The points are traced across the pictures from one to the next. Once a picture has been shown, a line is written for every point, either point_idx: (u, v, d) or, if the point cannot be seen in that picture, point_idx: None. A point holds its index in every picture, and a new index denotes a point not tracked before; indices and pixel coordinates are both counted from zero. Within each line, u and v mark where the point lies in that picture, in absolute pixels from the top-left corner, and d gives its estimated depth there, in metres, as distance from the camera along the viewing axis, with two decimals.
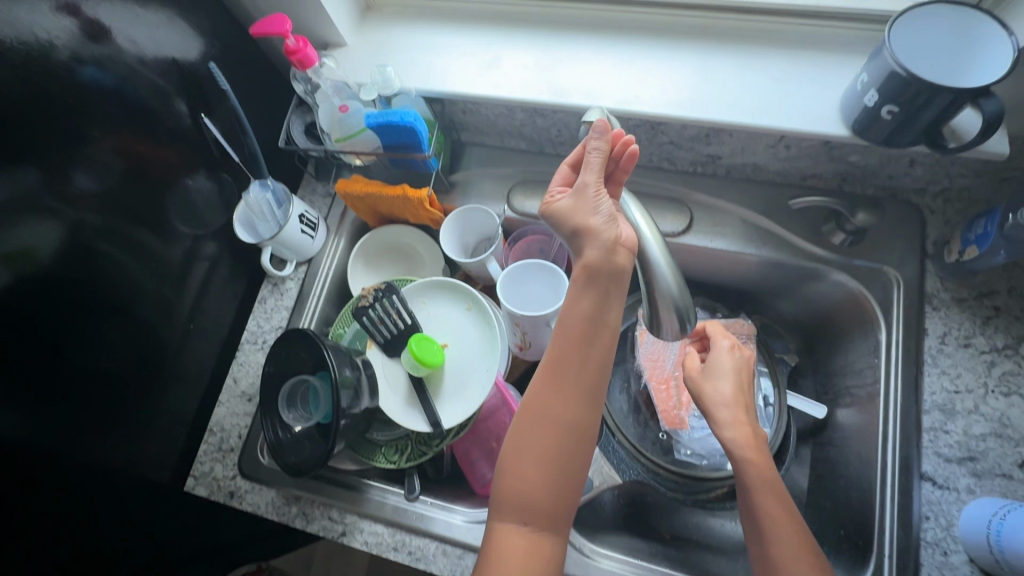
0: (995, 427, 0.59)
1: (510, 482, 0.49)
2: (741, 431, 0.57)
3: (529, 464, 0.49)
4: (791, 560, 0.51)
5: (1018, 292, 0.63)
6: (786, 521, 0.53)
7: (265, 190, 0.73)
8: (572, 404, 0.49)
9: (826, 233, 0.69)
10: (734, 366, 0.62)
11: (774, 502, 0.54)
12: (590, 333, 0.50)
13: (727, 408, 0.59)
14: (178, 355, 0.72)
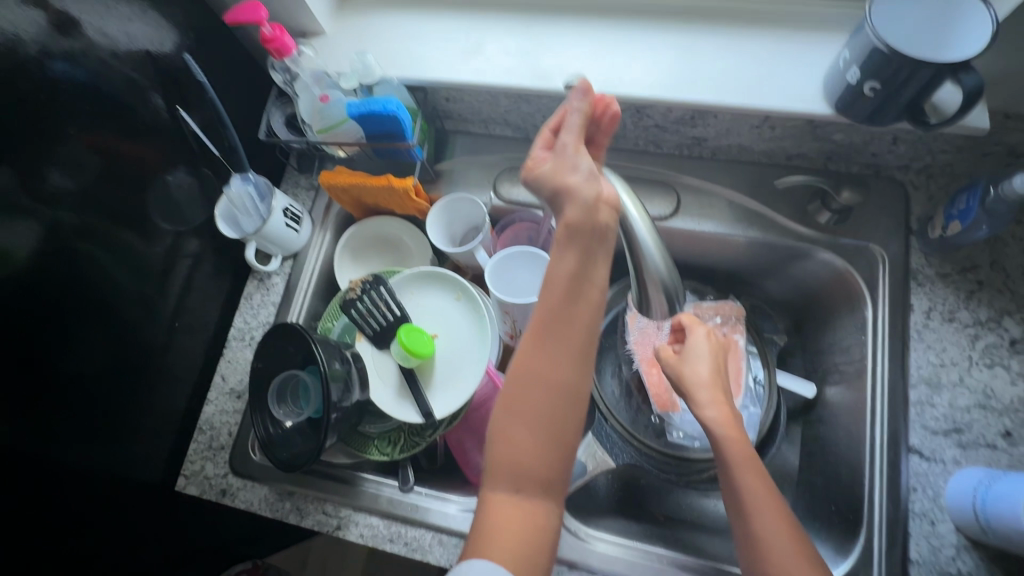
0: (979, 399, 0.60)
1: (501, 449, 0.49)
2: (720, 411, 0.58)
3: (517, 432, 0.48)
4: (777, 542, 0.51)
5: (999, 266, 0.64)
6: (771, 503, 0.53)
7: (246, 183, 0.71)
8: (562, 367, 0.49)
9: (812, 212, 0.70)
10: (711, 347, 0.62)
11: (755, 479, 0.54)
12: (574, 293, 0.50)
13: (706, 391, 0.59)
14: (164, 354, 0.71)
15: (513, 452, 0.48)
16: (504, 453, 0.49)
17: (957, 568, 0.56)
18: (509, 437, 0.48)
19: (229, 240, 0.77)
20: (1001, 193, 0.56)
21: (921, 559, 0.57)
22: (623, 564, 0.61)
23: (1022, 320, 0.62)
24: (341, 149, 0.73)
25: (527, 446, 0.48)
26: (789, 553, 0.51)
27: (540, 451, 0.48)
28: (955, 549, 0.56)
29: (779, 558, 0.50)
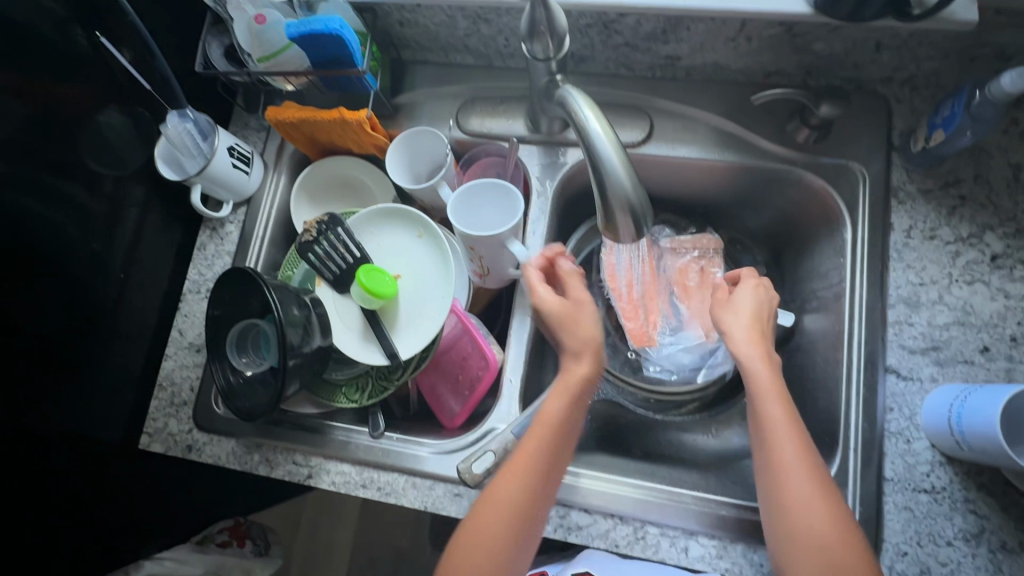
0: (958, 316, 0.59)
1: (480, 513, 0.50)
2: (757, 353, 0.54)
3: (500, 507, 0.50)
4: (795, 475, 0.49)
5: (983, 179, 0.62)
6: (790, 435, 0.50)
7: (185, 120, 0.66)
8: (549, 469, 0.52)
9: (791, 131, 0.66)
10: (757, 293, 0.58)
11: (777, 411, 0.51)
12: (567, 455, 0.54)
13: (748, 337, 0.55)
14: (114, 309, 0.67)
15: (489, 522, 0.50)
16: (483, 521, 0.50)
17: (931, 483, 0.56)
18: (493, 507, 0.50)
19: (176, 186, 0.72)
20: (988, 95, 0.53)
21: (896, 477, 0.56)
22: (597, 497, 0.60)
23: (1004, 234, 0.60)
24: (288, 81, 0.68)
25: (506, 528, 0.49)
26: (804, 484, 0.48)
27: (510, 549, 0.49)
28: (930, 464, 0.56)
29: (794, 492, 0.48)
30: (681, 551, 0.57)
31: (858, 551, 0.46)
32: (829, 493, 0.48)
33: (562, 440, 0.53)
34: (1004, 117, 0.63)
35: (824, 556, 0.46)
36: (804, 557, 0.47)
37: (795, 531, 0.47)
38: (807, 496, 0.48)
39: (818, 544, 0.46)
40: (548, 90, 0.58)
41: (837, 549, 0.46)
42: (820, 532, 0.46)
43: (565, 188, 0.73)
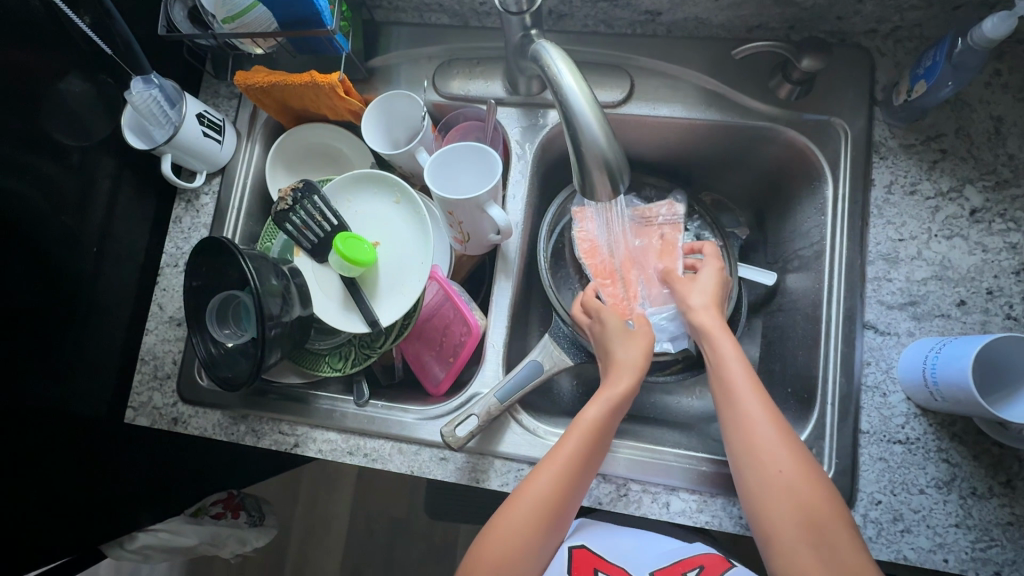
0: (936, 270, 0.59)
1: (509, 510, 0.53)
2: (714, 323, 0.59)
3: (528, 506, 0.52)
4: (761, 430, 0.51)
5: (965, 132, 0.61)
6: (749, 386, 0.53)
7: (150, 86, 0.63)
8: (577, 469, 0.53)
9: (774, 87, 0.65)
10: (714, 271, 0.64)
11: (738, 365, 0.54)
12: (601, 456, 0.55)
13: (707, 312, 0.60)
14: (93, 286, 0.65)
15: (515, 519, 0.52)
16: (510, 516, 0.52)
17: (905, 434, 0.57)
18: (521, 504, 0.52)
19: (147, 158, 0.70)
20: (970, 43, 0.53)
21: (872, 429, 0.57)
22: None
23: (984, 187, 0.60)
24: (257, 45, 0.67)
25: (531, 526, 0.52)
26: (768, 432, 0.51)
27: (533, 546, 0.52)
28: (905, 416, 0.57)
29: (760, 439, 0.51)
30: (663, 506, 0.59)
31: (819, 485, 0.49)
32: (789, 437, 0.51)
33: (596, 445, 0.54)
34: (987, 68, 0.62)
35: (789, 495, 0.49)
36: (774, 499, 0.49)
37: (765, 477, 0.50)
38: (772, 442, 0.51)
39: (784, 484, 0.49)
40: (524, 46, 0.58)
41: (802, 488, 0.49)
42: (786, 475, 0.49)
43: (546, 151, 0.72)
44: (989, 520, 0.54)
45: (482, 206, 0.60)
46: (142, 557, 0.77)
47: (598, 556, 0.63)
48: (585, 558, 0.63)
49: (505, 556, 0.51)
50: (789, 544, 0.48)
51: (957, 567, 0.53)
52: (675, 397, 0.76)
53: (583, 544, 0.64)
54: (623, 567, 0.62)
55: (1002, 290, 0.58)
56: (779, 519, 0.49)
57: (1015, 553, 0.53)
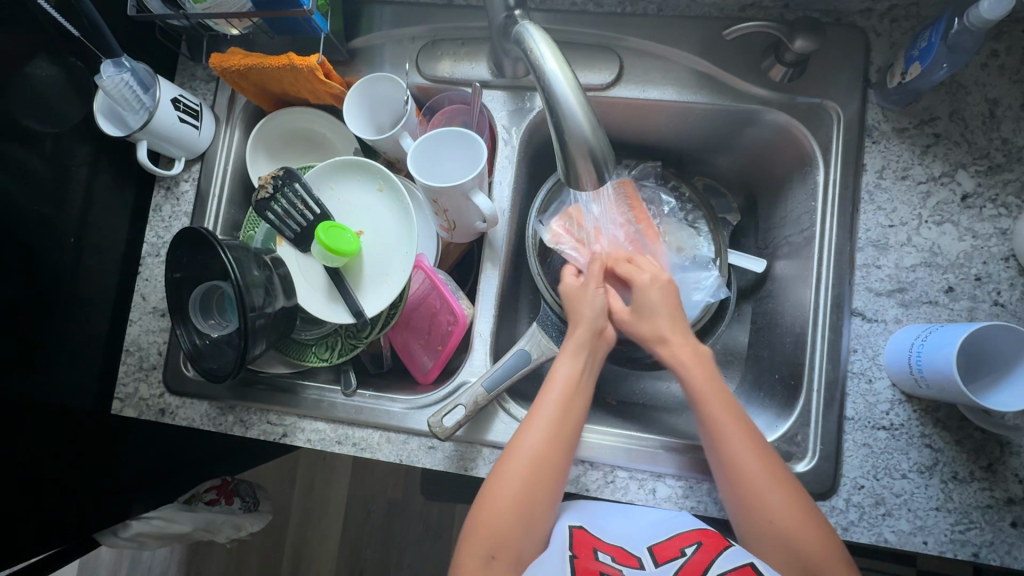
0: (925, 257, 0.59)
1: (497, 478, 0.52)
2: (690, 355, 0.57)
3: (517, 471, 0.51)
4: (749, 467, 0.51)
5: (959, 116, 0.60)
6: (734, 427, 0.52)
7: (122, 70, 0.61)
8: (552, 427, 0.53)
9: (766, 69, 0.63)
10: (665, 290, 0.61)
11: (714, 397, 0.54)
12: (581, 414, 0.56)
13: (679, 343, 0.58)
14: (75, 277, 0.64)
15: (505, 487, 0.51)
16: (497, 484, 0.52)
17: (889, 420, 0.57)
18: (509, 469, 0.52)
19: (123, 144, 0.68)
20: (968, 23, 0.51)
21: (857, 415, 0.58)
22: None
23: (976, 172, 0.59)
24: (233, 25, 0.65)
25: (521, 491, 0.51)
26: (755, 472, 0.51)
27: (526, 513, 0.51)
28: (890, 403, 0.57)
29: (749, 483, 0.50)
30: (649, 492, 0.59)
31: (818, 533, 0.48)
32: (784, 483, 0.50)
33: (573, 401, 0.55)
34: (983, 49, 0.61)
35: (785, 542, 0.48)
36: (768, 546, 0.49)
37: (758, 521, 0.50)
38: (762, 485, 0.50)
39: (779, 531, 0.49)
40: (507, 26, 0.56)
41: (799, 537, 0.48)
42: (782, 522, 0.49)
43: (533, 136, 0.70)
44: (969, 503, 0.55)
45: (467, 193, 0.59)
46: (137, 543, 0.77)
47: (596, 536, 0.53)
48: (583, 540, 0.52)
49: (500, 526, 0.50)
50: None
51: (935, 549, 0.54)
52: (664, 382, 0.76)
53: (581, 525, 0.54)
54: (622, 545, 0.52)
55: (990, 276, 0.57)
56: (775, 563, 0.49)
57: (993, 536, 0.54)
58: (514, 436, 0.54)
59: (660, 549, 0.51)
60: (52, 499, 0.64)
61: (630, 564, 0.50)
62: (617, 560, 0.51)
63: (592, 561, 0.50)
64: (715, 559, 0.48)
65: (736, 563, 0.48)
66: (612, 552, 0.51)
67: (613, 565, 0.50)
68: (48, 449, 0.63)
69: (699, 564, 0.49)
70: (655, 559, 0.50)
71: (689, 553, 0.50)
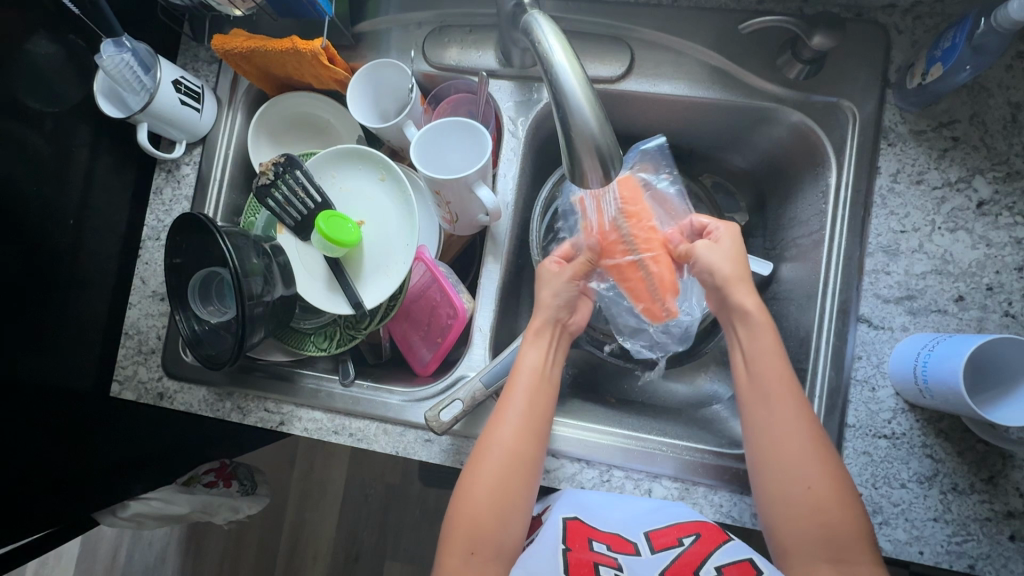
0: (936, 264, 0.57)
1: (468, 482, 0.51)
2: (758, 308, 0.55)
3: (491, 469, 0.51)
4: (794, 438, 0.50)
5: (979, 120, 0.58)
6: (786, 391, 0.51)
7: (122, 50, 0.60)
8: (521, 429, 0.53)
9: (782, 66, 0.62)
10: (732, 239, 0.59)
11: (775, 363, 0.52)
12: (550, 402, 0.55)
13: (744, 291, 0.56)
14: (74, 259, 0.64)
15: (480, 487, 0.51)
16: (469, 488, 0.51)
17: (891, 429, 0.56)
18: (481, 466, 0.51)
19: (123, 126, 0.67)
20: (993, 23, 0.49)
21: (858, 423, 0.57)
22: (565, 442, 0.60)
23: (993, 178, 0.57)
24: (236, 6, 0.64)
25: (495, 489, 0.51)
26: (798, 439, 0.50)
27: (504, 510, 0.50)
28: (892, 412, 0.57)
29: (791, 448, 0.50)
30: (645, 492, 0.59)
31: (850, 509, 0.48)
32: (829, 456, 0.49)
33: (540, 391, 0.55)
34: (1010, 51, 0.59)
35: (792, 475, 0.49)
36: (797, 515, 0.48)
37: (790, 488, 0.49)
38: (778, 400, 0.51)
39: (814, 501, 0.48)
40: (517, 15, 0.54)
41: (832, 507, 0.47)
42: (796, 456, 0.49)
43: (539, 127, 0.69)
44: (967, 516, 0.54)
45: (469, 186, 0.58)
46: (135, 524, 0.78)
47: (592, 525, 0.52)
48: (579, 529, 0.51)
49: (477, 523, 0.50)
50: (805, 554, 0.47)
51: (931, 559, 0.54)
52: (664, 381, 0.76)
53: (576, 515, 0.53)
54: (617, 532, 0.52)
55: (1002, 286, 0.56)
56: (798, 530, 0.48)
57: (990, 548, 0.53)
58: (484, 432, 0.54)
59: (658, 536, 0.51)
60: (51, 476, 0.64)
61: (627, 551, 0.50)
62: (612, 548, 0.51)
63: (586, 552, 0.50)
64: (713, 552, 0.48)
65: (735, 557, 0.48)
66: (608, 541, 0.51)
67: (609, 554, 0.50)
68: (44, 427, 0.63)
69: (697, 556, 0.48)
70: (652, 545, 0.50)
71: (687, 543, 0.49)
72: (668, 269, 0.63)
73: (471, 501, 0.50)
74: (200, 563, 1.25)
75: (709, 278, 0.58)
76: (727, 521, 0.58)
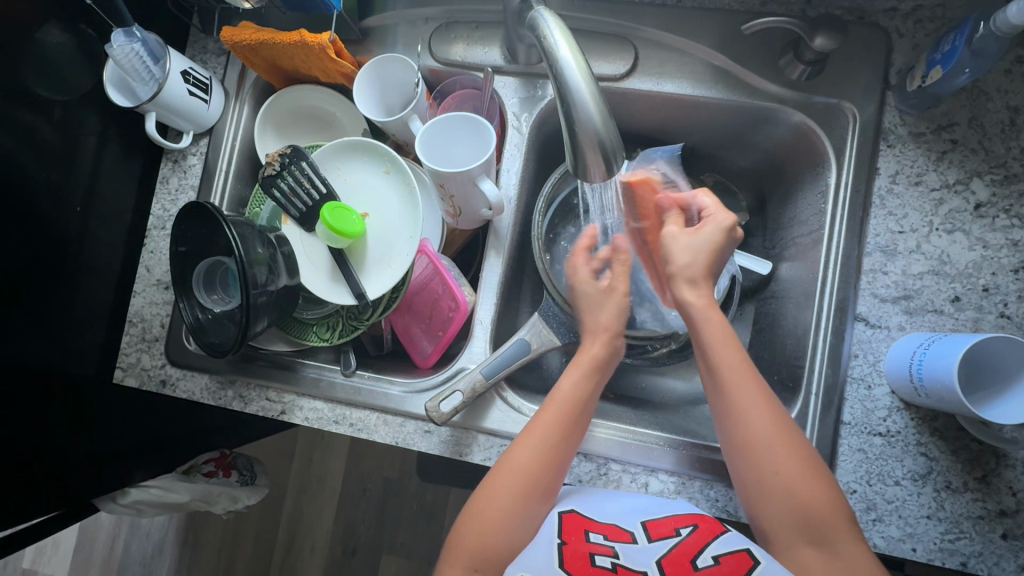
0: (933, 265, 0.58)
1: (483, 497, 0.52)
2: (703, 302, 0.53)
3: (507, 487, 0.51)
4: (751, 420, 0.50)
5: (978, 123, 0.59)
6: (743, 373, 0.51)
7: (132, 39, 0.61)
8: (547, 457, 0.52)
9: (784, 66, 0.62)
10: (717, 227, 0.54)
11: (728, 345, 0.52)
12: (581, 431, 0.54)
13: (698, 284, 0.54)
14: (81, 247, 0.64)
15: (492, 503, 0.51)
16: (483, 502, 0.51)
17: (886, 427, 0.57)
18: (499, 482, 0.52)
19: (132, 116, 0.68)
20: (993, 27, 0.50)
21: (854, 421, 0.57)
22: None
23: (991, 181, 0.58)
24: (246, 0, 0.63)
25: (507, 509, 0.51)
26: (764, 425, 0.50)
27: (512, 519, 0.50)
28: (887, 410, 0.57)
29: (751, 433, 0.50)
30: (641, 486, 0.59)
31: (821, 486, 0.48)
32: (792, 438, 0.49)
33: (576, 420, 0.54)
34: (1009, 55, 0.60)
35: (758, 458, 0.49)
36: (771, 498, 0.49)
37: (760, 473, 0.49)
38: (727, 383, 0.51)
39: (782, 484, 0.48)
40: (523, 11, 0.55)
41: (802, 487, 0.48)
42: (758, 440, 0.49)
43: (543, 124, 0.70)
44: (960, 514, 0.55)
45: (473, 180, 0.58)
46: (135, 511, 0.78)
47: (589, 517, 0.53)
48: (575, 521, 0.52)
49: (484, 537, 0.50)
50: (787, 538, 0.48)
51: (923, 556, 0.54)
52: (662, 378, 0.77)
53: (572, 509, 0.54)
54: (615, 523, 0.52)
55: (998, 287, 0.57)
56: (777, 517, 0.48)
57: (982, 546, 0.54)
58: (509, 450, 0.54)
59: (655, 527, 0.51)
60: (53, 462, 0.65)
61: (624, 540, 0.50)
62: (610, 538, 0.51)
63: (583, 544, 0.50)
64: (711, 542, 0.49)
65: (732, 547, 0.48)
66: (605, 531, 0.51)
67: (606, 543, 0.50)
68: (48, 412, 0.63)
69: (693, 546, 0.49)
70: (648, 534, 0.51)
71: (684, 533, 0.50)
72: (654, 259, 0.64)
73: (480, 517, 0.51)
74: (196, 555, 1.25)
75: (671, 267, 0.55)
76: (722, 516, 0.58)
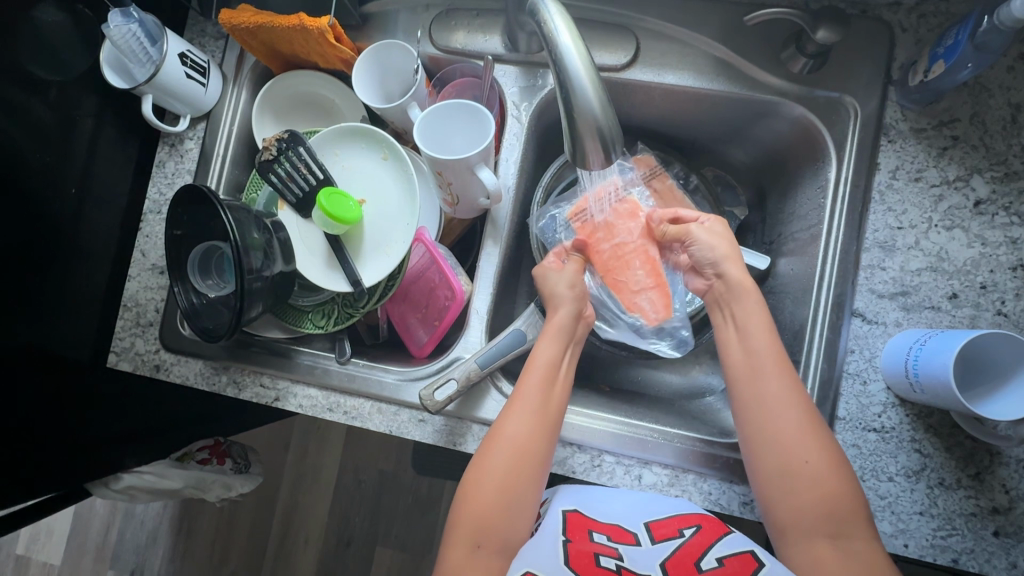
0: (931, 261, 0.58)
1: (476, 476, 0.51)
2: (742, 275, 0.55)
3: (500, 462, 0.51)
4: (783, 410, 0.50)
5: (980, 119, 0.59)
6: (776, 365, 0.52)
7: (129, 20, 0.60)
8: (532, 426, 0.52)
9: (785, 59, 0.62)
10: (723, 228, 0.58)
11: (764, 337, 0.53)
12: (563, 398, 0.55)
13: (731, 263, 0.56)
14: (75, 230, 0.64)
15: (487, 481, 0.51)
16: (477, 482, 0.51)
17: (881, 423, 0.57)
18: (491, 458, 0.51)
19: (128, 98, 0.67)
20: (996, 22, 0.50)
21: (848, 416, 0.57)
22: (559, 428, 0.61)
23: (991, 178, 0.58)
24: None
25: (502, 484, 0.51)
26: (792, 416, 0.50)
27: (511, 504, 0.50)
28: (882, 406, 0.57)
29: (781, 422, 0.50)
30: (635, 478, 0.59)
31: (843, 479, 0.48)
32: (820, 429, 0.50)
33: (553, 388, 0.55)
34: (1012, 51, 0.59)
35: (784, 447, 0.49)
36: (794, 487, 0.49)
37: (786, 463, 0.49)
38: (761, 372, 0.52)
39: (809, 474, 0.48)
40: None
41: (826, 481, 0.48)
42: (787, 429, 0.50)
43: (544, 114, 0.69)
44: (952, 510, 0.55)
45: (470, 167, 0.58)
46: (128, 497, 0.78)
47: (592, 517, 0.52)
48: (579, 521, 0.52)
49: (484, 515, 0.50)
50: (804, 532, 0.48)
51: (915, 552, 0.54)
52: (658, 372, 0.77)
53: (575, 508, 0.53)
54: (617, 523, 0.52)
55: (996, 285, 0.57)
56: (797, 509, 0.48)
57: (974, 543, 0.54)
58: (495, 426, 0.54)
59: (658, 527, 0.51)
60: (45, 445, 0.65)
61: (628, 542, 0.50)
62: (613, 539, 0.50)
63: (587, 543, 0.50)
64: (715, 543, 0.49)
65: (735, 549, 0.48)
66: (608, 532, 0.51)
67: (610, 544, 0.50)
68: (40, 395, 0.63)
69: (698, 547, 0.49)
70: (652, 535, 0.50)
71: (688, 535, 0.50)
72: (663, 276, 0.66)
73: (478, 495, 0.50)
74: (190, 544, 1.25)
75: (701, 252, 0.58)
76: (715, 509, 0.58)
